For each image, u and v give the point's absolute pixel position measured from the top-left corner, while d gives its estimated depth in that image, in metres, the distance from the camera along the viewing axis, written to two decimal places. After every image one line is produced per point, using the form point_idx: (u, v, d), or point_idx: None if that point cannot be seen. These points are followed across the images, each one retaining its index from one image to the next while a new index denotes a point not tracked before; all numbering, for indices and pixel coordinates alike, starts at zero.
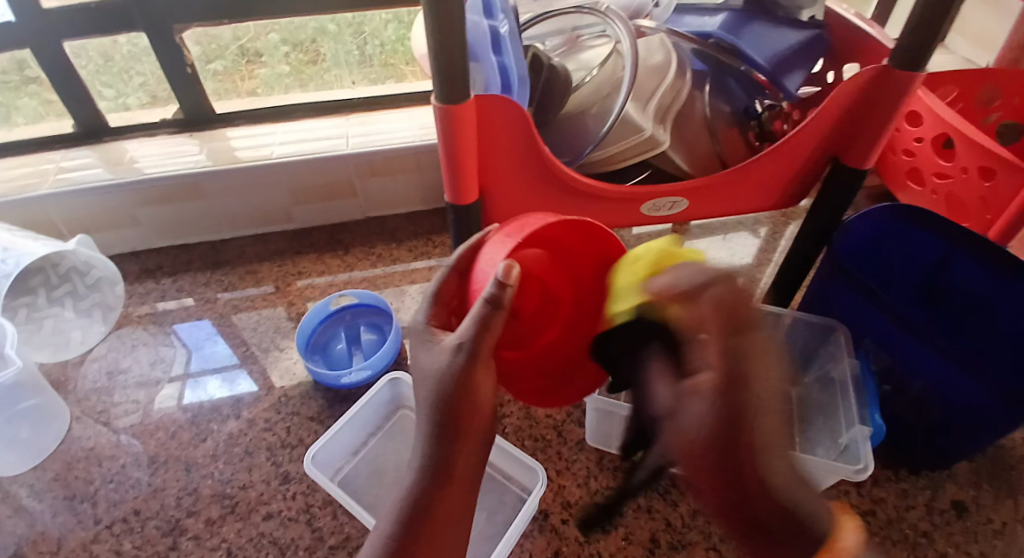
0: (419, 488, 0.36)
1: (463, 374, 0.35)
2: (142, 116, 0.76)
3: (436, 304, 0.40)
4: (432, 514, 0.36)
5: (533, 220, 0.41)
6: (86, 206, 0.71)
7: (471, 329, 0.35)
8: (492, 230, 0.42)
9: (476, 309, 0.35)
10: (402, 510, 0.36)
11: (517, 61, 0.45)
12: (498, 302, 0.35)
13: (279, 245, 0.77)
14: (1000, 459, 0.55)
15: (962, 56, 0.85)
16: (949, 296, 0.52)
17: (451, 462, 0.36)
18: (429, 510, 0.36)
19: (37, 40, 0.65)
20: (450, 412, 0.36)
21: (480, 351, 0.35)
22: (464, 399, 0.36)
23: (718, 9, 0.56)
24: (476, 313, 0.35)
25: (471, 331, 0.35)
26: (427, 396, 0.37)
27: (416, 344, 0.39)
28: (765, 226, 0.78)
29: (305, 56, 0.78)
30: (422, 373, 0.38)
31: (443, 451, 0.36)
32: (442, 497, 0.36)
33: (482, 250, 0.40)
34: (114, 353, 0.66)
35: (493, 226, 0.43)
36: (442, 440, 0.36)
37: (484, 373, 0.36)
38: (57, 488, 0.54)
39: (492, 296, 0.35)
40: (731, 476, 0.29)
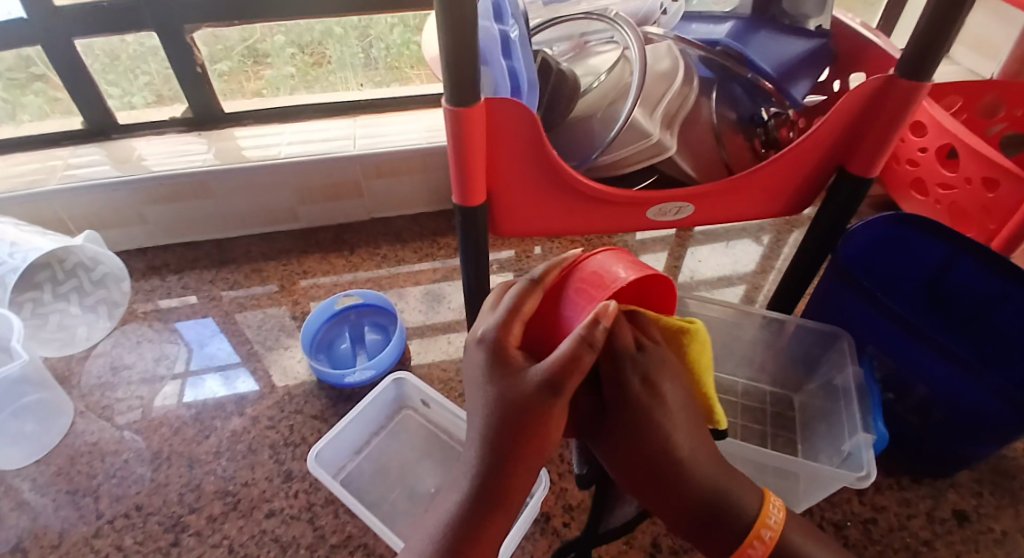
0: (459, 509, 0.34)
1: (546, 408, 0.32)
2: (150, 115, 0.77)
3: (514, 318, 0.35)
4: (478, 541, 0.33)
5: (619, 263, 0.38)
6: (92, 203, 0.72)
7: (558, 362, 0.31)
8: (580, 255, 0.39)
9: (567, 343, 0.31)
10: (443, 532, 0.34)
11: (526, 65, 0.46)
12: (594, 342, 0.31)
13: (284, 244, 0.78)
14: (1002, 468, 0.55)
15: (967, 68, 0.85)
16: (951, 301, 0.52)
17: (504, 487, 0.33)
18: (472, 537, 0.33)
19: (48, 38, 0.66)
20: (511, 436, 0.33)
21: (562, 387, 0.31)
22: (535, 434, 0.32)
23: (725, 17, 0.57)
24: (564, 348, 0.31)
25: (558, 365, 0.31)
26: (485, 418, 0.34)
27: (480, 359, 0.35)
28: (768, 234, 0.78)
29: (310, 58, 0.78)
30: (489, 397, 0.34)
31: (497, 475, 0.33)
32: (492, 523, 0.33)
33: (571, 278, 0.37)
34: (119, 349, 0.66)
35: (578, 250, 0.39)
36: (498, 465, 0.33)
37: (561, 413, 0.33)
38: (59, 482, 0.54)
39: (587, 335, 0.31)
40: (649, 470, 0.36)
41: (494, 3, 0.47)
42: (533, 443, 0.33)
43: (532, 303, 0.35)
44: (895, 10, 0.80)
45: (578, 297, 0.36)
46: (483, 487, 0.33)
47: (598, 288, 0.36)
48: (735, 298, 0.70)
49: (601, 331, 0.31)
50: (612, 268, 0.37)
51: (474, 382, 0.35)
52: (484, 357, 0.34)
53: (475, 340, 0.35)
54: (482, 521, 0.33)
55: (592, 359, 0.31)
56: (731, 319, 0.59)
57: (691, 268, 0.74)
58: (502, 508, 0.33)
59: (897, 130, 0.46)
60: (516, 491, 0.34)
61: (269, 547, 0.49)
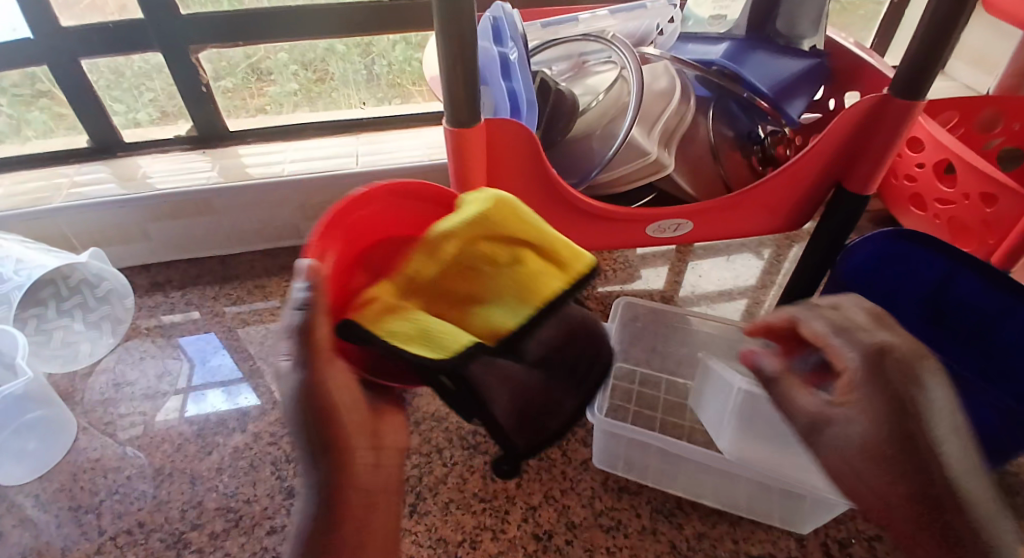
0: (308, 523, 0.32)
1: (310, 379, 0.32)
2: (155, 132, 0.78)
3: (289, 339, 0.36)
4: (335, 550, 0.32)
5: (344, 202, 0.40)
6: (97, 220, 0.72)
7: (291, 343, 0.32)
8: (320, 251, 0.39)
9: (289, 316, 0.33)
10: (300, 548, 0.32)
11: (526, 87, 0.46)
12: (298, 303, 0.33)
13: (288, 260, 0.79)
14: (1005, 484, 0.55)
15: (962, 82, 0.87)
16: (953, 315, 0.52)
17: (342, 483, 0.33)
18: (337, 526, 0.33)
19: (57, 58, 0.67)
20: (313, 427, 0.32)
21: (314, 350, 0.32)
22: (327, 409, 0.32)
23: (721, 38, 0.59)
24: (289, 322, 0.32)
25: (291, 341, 0.32)
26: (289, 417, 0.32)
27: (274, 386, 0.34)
28: (767, 248, 0.79)
29: (313, 75, 0.78)
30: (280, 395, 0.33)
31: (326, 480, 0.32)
32: (340, 523, 0.32)
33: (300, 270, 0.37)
34: (122, 364, 0.66)
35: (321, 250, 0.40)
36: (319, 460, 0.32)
37: (330, 372, 0.33)
38: (62, 499, 0.54)
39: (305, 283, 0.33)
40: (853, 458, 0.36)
41: (494, 24, 0.48)
42: (341, 425, 0.33)
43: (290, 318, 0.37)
44: (890, 26, 0.82)
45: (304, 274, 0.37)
46: (324, 500, 0.32)
47: (312, 236, 0.36)
48: (735, 313, 0.70)
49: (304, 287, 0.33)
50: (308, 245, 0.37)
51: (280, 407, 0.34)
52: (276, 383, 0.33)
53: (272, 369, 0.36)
54: (329, 528, 0.32)
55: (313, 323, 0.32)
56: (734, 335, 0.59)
57: (691, 283, 0.74)
58: (356, 506, 0.33)
59: (893, 148, 0.47)
60: (351, 491, 0.33)
61: None
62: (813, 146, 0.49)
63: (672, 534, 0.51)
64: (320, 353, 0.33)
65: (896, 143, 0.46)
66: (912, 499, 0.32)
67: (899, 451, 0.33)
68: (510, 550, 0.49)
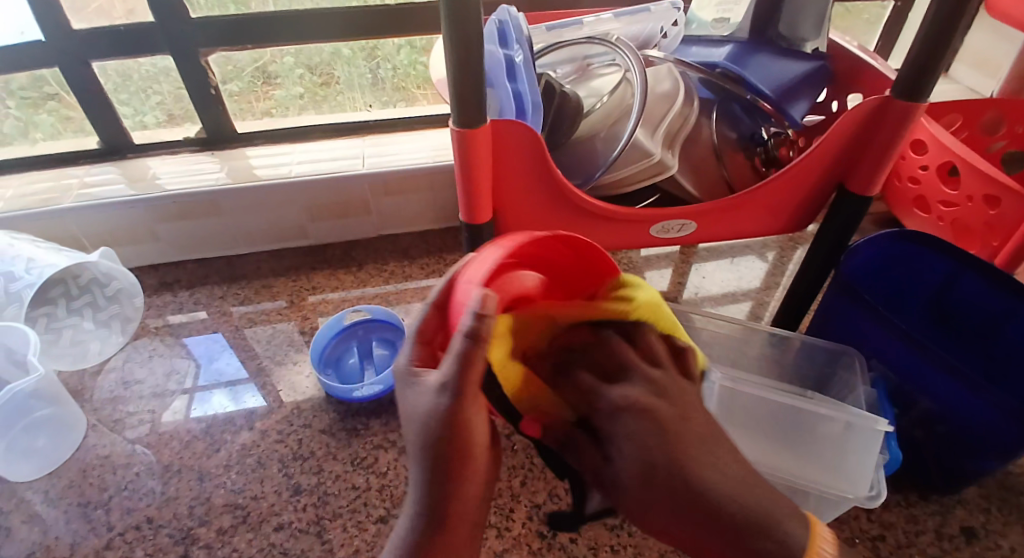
0: (417, 531, 0.37)
1: (449, 413, 0.34)
2: (163, 135, 0.79)
3: (419, 344, 0.39)
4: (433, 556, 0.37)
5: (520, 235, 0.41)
6: (106, 221, 0.73)
7: (454, 367, 0.34)
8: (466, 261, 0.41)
9: (459, 341, 0.33)
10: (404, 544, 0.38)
11: (531, 88, 0.47)
12: (475, 335, 0.33)
13: (294, 261, 0.79)
14: (1009, 484, 0.55)
15: (966, 85, 0.87)
16: (958, 316, 0.52)
17: (448, 509, 0.36)
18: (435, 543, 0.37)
19: (68, 61, 0.68)
20: (441, 457, 0.35)
21: (463, 390, 0.34)
22: (452, 441, 0.35)
23: (724, 41, 0.59)
24: (457, 348, 0.33)
25: (453, 369, 0.34)
26: (415, 436, 0.36)
27: (398, 386, 0.38)
28: (771, 250, 0.79)
29: (319, 79, 0.79)
30: (409, 413, 0.36)
31: (438, 501, 0.36)
32: (443, 540, 0.37)
33: (457, 283, 0.40)
34: (130, 363, 0.67)
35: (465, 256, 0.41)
36: (433, 484, 0.36)
37: (474, 409, 0.35)
38: (71, 495, 0.54)
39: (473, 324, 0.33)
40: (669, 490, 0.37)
41: (499, 29, 0.49)
42: (468, 461, 0.36)
43: (427, 325, 0.40)
44: (893, 30, 0.82)
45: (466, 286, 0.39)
46: (431, 515, 0.37)
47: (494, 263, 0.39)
48: (739, 314, 0.71)
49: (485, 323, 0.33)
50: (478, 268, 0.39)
51: (404, 417, 0.37)
52: (398, 382, 0.38)
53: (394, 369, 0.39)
54: (434, 542, 0.37)
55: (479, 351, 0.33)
56: (737, 336, 0.61)
57: (695, 284, 0.75)
58: (455, 531, 0.37)
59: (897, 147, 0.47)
60: (458, 515, 0.37)
61: None
62: (816, 143, 0.49)
63: None
64: (469, 392, 0.34)
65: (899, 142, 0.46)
66: (686, 516, 0.36)
67: (649, 479, 0.37)
68: (514, 547, 0.49)
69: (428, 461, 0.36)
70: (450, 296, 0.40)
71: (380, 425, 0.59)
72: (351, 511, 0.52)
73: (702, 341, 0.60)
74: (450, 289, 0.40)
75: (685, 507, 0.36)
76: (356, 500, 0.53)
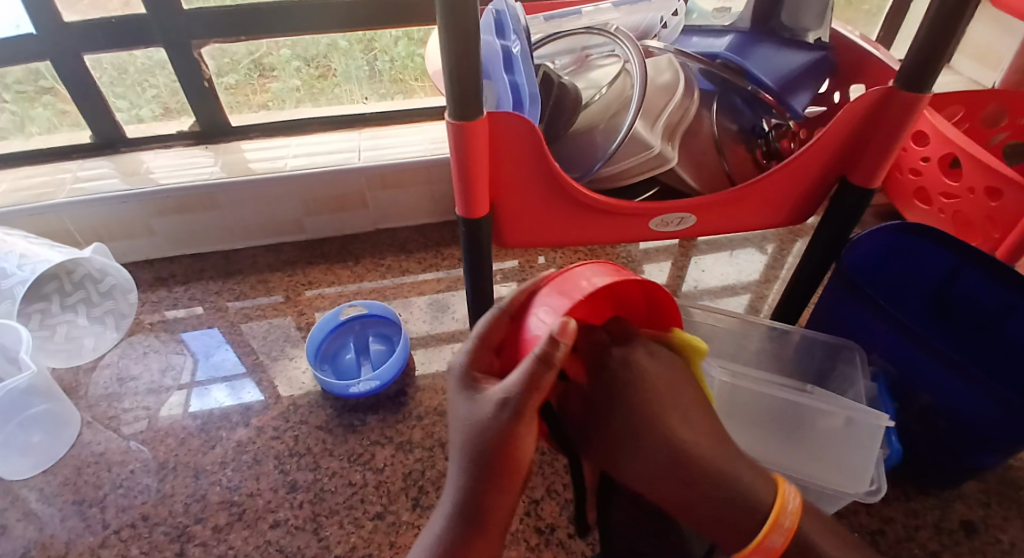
0: (448, 535, 0.37)
1: (505, 429, 0.35)
2: (158, 128, 0.78)
3: (479, 347, 0.40)
4: None
5: (587, 273, 0.42)
6: (100, 216, 0.72)
7: (518, 385, 0.34)
8: (544, 280, 0.43)
9: (528, 361, 0.34)
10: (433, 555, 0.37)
11: (528, 79, 0.46)
12: (551, 361, 0.34)
13: (290, 255, 0.79)
14: (1009, 478, 0.55)
15: (967, 77, 0.86)
16: (957, 309, 0.50)
17: (486, 515, 0.36)
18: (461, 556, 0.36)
19: (62, 53, 0.67)
20: (485, 466, 0.36)
21: (526, 409, 0.35)
22: (504, 454, 0.36)
23: (725, 30, 0.58)
24: (525, 367, 0.34)
25: (518, 387, 0.35)
26: (459, 442, 0.37)
27: (453, 389, 0.39)
28: (771, 243, 0.79)
29: (316, 71, 0.78)
30: (457, 421, 0.37)
31: (475, 504, 0.37)
32: (477, 544, 0.36)
33: (537, 299, 0.41)
34: (126, 359, 0.67)
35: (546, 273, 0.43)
36: (472, 488, 0.36)
37: (527, 429, 0.36)
38: (67, 493, 0.54)
39: (545, 354, 0.34)
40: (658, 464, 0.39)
41: (497, 18, 0.48)
42: (512, 471, 0.36)
43: (497, 333, 0.41)
44: (896, 21, 0.81)
45: (542, 313, 0.40)
46: (467, 517, 0.37)
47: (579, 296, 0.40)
48: (738, 308, 0.70)
49: (561, 349, 0.34)
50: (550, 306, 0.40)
51: (452, 423, 0.38)
52: (455, 383, 0.39)
53: (450, 371, 0.40)
54: (467, 545, 0.36)
55: (549, 373, 0.34)
56: (735, 329, 0.60)
57: (695, 278, 0.74)
58: (484, 542, 0.37)
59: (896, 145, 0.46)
60: (495, 521, 0.37)
61: None
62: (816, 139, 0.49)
63: None
64: (529, 412, 0.35)
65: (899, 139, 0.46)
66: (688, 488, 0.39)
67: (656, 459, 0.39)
68: (512, 543, 0.49)
69: (473, 469, 0.36)
70: (525, 310, 0.41)
71: (377, 421, 0.59)
72: (348, 508, 0.52)
73: (701, 336, 0.59)
74: (526, 301, 0.42)
75: (661, 463, 0.39)
76: (352, 496, 0.52)
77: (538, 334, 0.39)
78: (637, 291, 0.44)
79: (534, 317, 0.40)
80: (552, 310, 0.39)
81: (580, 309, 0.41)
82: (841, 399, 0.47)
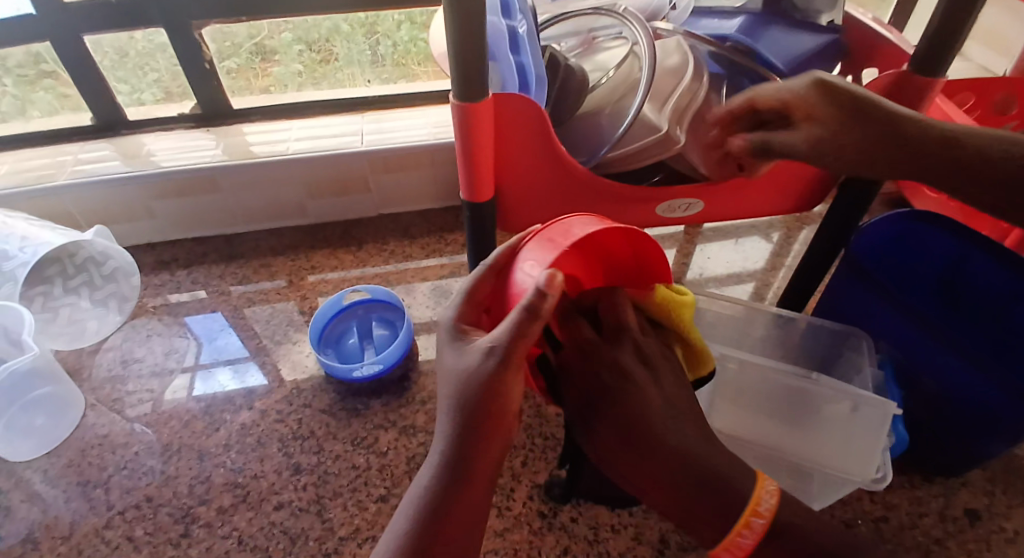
0: (432, 488, 0.36)
1: (493, 378, 0.35)
2: (159, 111, 0.77)
3: (467, 301, 0.40)
4: (445, 519, 0.35)
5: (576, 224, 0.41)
6: (101, 199, 0.72)
7: (505, 336, 0.34)
8: (532, 231, 0.42)
9: (516, 312, 0.34)
10: (417, 512, 0.36)
11: (534, 61, 0.47)
12: (539, 311, 0.33)
13: (293, 239, 0.78)
14: (1015, 466, 0.54)
15: (977, 63, 0.85)
16: (967, 295, 0.48)
17: (473, 467, 0.36)
18: (444, 510, 0.35)
19: (61, 34, 0.66)
20: (472, 416, 0.35)
21: (511, 359, 0.35)
22: (491, 405, 0.35)
23: (736, 12, 0.58)
24: (513, 318, 0.34)
25: (505, 338, 0.34)
26: (447, 394, 0.37)
27: (442, 343, 0.39)
28: (777, 231, 0.78)
29: (317, 56, 0.79)
30: (445, 373, 0.37)
31: (461, 455, 0.36)
32: (463, 497, 0.36)
33: (522, 251, 0.40)
34: (129, 343, 0.66)
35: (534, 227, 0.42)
36: (459, 438, 0.36)
37: (515, 379, 0.35)
38: (71, 474, 0.54)
39: (534, 305, 0.33)
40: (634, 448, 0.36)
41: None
42: (500, 421, 0.36)
43: (485, 285, 0.40)
44: (907, 5, 0.80)
45: (529, 265, 0.39)
46: (454, 468, 0.36)
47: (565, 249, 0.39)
48: (743, 295, 0.70)
49: (549, 302, 0.33)
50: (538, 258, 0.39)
51: (441, 376, 0.38)
52: (444, 337, 0.39)
53: (439, 325, 0.40)
54: (453, 497, 0.36)
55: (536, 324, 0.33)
56: (740, 316, 0.59)
57: (700, 265, 0.74)
58: (468, 493, 0.36)
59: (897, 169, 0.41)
60: (482, 474, 0.36)
61: (278, 539, 0.49)
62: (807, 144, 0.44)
63: None
64: (514, 361, 0.35)
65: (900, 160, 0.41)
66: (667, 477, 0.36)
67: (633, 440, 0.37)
68: (515, 526, 0.49)
69: (458, 418, 0.36)
70: (511, 263, 0.40)
71: (380, 405, 0.58)
72: (352, 491, 0.52)
73: (706, 323, 0.59)
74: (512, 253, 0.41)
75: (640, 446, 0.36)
76: (356, 480, 0.53)
77: (524, 283, 0.38)
78: (625, 244, 0.44)
79: (520, 270, 0.39)
80: (538, 258, 0.39)
81: (566, 259, 0.40)
82: (849, 385, 0.46)
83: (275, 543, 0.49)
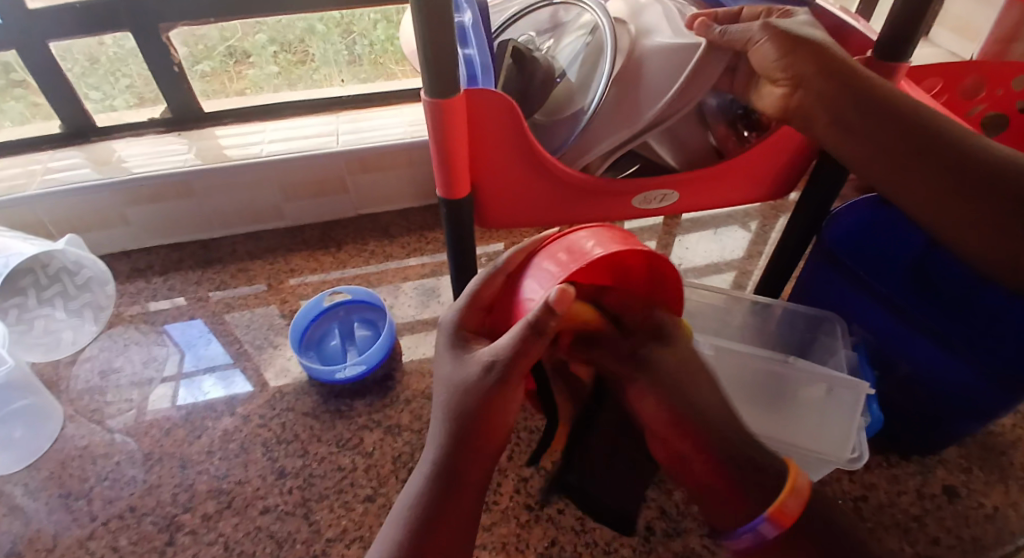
0: (428, 491, 0.38)
1: (491, 391, 0.37)
2: (130, 116, 0.76)
3: (470, 304, 0.42)
4: (437, 521, 0.37)
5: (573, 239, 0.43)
6: (74, 208, 0.71)
7: (505, 350, 0.36)
8: (543, 240, 0.44)
9: (519, 329, 0.35)
10: (411, 517, 0.37)
11: (483, 53, 0.47)
12: (541, 330, 0.34)
13: (272, 242, 0.78)
14: (988, 444, 0.56)
15: (946, 50, 0.86)
16: (937, 281, 0.50)
17: (464, 471, 0.38)
18: (436, 513, 0.37)
19: (25, 40, 0.65)
20: (469, 424, 0.37)
21: (510, 375, 0.36)
22: (483, 415, 0.37)
23: None
24: (515, 335, 0.35)
25: (504, 352, 0.36)
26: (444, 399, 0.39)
27: (442, 343, 0.41)
28: (754, 220, 0.79)
29: (294, 57, 0.78)
30: (445, 381, 0.39)
31: (454, 463, 0.38)
32: (454, 502, 0.38)
33: (532, 261, 0.42)
34: (107, 352, 0.66)
35: (547, 234, 0.45)
36: (453, 443, 0.38)
37: (511, 392, 0.37)
38: (51, 487, 0.53)
39: (538, 322, 0.34)
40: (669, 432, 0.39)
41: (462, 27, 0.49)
42: (490, 432, 0.38)
43: (489, 288, 0.42)
44: None
45: (536, 278, 0.41)
46: (447, 475, 0.38)
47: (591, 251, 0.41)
48: (722, 284, 0.71)
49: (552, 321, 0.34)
50: (549, 268, 0.41)
51: (437, 380, 0.40)
52: (446, 339, 0.41)
53: (441, 327, 0.42)
54: (449, 503, 0.37)
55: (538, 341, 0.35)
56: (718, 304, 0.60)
57: (679, 256, 0.74)
58: (455, 496, 0.37)
59: (850, 144, 0.43)
60: (472, 480, 0.38)
61: (266, 543, 0.49)
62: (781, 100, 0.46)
63: (661, 500, 0.51)
64: (512, 378, 0.36)
65: (854, 131, 0.43)
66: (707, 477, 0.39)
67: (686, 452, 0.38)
68: (502, 520, 0.50)
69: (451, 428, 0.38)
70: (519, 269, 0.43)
71: (364, 406, 0.58)
72: (337, 492, 0.52)
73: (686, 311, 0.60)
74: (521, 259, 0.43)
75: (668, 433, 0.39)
76: (343, 480, 0.53)
77: (530, 294, 0.40)
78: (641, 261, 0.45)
79: (528, 281, 0.41)
80: (544, 274, 0.41)
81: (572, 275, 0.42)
82: (822, 369, 0.47)
83: (263, 548, 0.48)
